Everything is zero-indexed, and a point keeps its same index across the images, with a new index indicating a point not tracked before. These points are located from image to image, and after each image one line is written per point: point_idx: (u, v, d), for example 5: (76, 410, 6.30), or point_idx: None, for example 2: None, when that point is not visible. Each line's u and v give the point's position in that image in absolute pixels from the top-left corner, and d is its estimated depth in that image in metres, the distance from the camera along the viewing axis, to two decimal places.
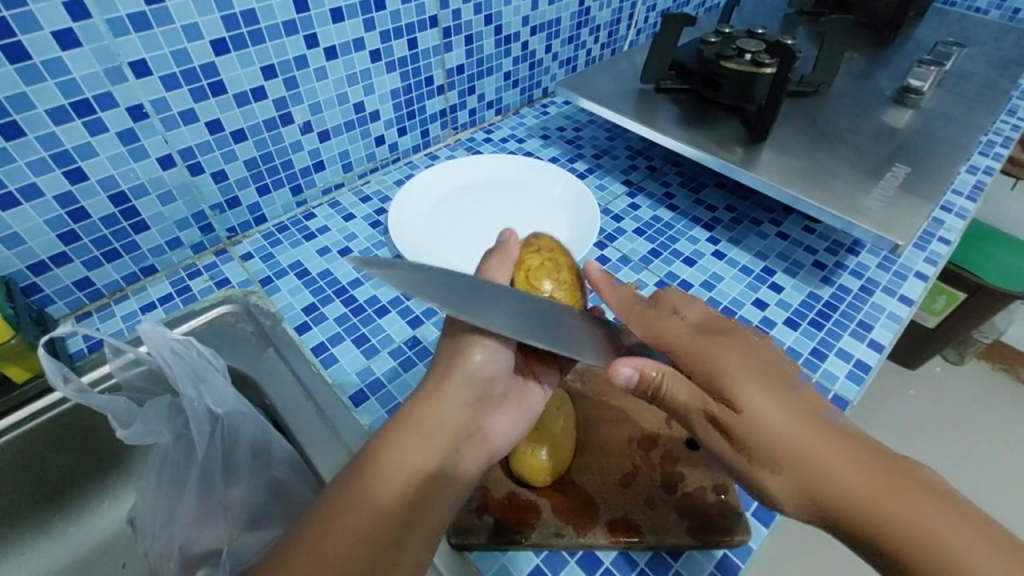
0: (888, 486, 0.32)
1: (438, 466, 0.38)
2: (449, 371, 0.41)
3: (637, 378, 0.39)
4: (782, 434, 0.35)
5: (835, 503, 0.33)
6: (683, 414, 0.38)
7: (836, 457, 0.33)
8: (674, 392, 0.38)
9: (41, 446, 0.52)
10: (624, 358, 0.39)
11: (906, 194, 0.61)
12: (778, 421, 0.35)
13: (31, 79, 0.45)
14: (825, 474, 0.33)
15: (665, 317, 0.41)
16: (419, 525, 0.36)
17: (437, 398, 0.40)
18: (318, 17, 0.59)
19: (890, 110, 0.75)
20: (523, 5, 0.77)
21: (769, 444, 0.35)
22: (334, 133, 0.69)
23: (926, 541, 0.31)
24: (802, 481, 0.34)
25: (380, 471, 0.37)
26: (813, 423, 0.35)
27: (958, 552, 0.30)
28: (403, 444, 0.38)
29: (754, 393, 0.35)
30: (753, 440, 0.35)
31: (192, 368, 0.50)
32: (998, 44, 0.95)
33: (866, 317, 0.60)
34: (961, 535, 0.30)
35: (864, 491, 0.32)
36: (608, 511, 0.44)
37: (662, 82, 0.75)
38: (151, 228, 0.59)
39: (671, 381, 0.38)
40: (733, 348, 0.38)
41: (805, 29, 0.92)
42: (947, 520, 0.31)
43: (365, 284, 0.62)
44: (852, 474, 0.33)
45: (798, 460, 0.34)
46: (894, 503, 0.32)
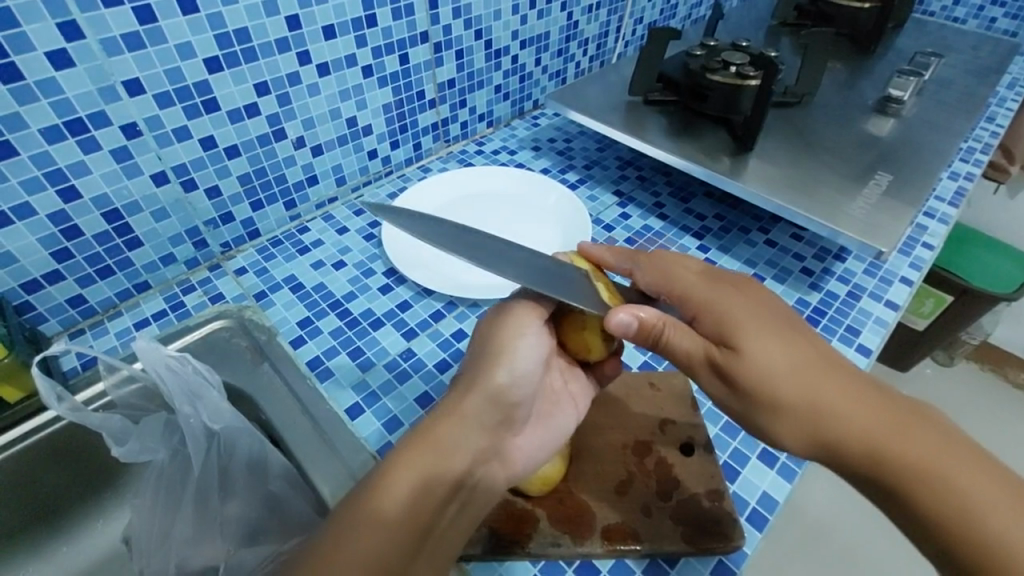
0: (876, 411, 0.36)
1: (459, 482, 0.38)
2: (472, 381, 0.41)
3: (639, 327, 0.42)
4: (779, 366, 0.38)
5: (832, 435, 0.37)
6: (689, 363, 0.41)
7: (835, 392, 0.37)
8: (679, 344, 0.41)
9: (34, 466, 0.51)
10: (626, 307, 0.42)
11: (889, 201, 0.63)
12: (783, 363, 0.38)
13: (24, 99, 0.46)
14: (825, 410, 0.37)
15: (671, 262, 0.47)
16: (436, 540, 0.37)
17: (460, 416, 0.40)
18: (310, 34, 0.60)
19: (872, 119, 0.77)
20: (512, 20, 0.79)
21: (771, 384, 0.38)
22: (327, 148, 0.69)
23: (910, 462, 0.34)
24: (803, 417, 0.37)
25: (399, 486, 0.36)
26: (807, 359, 0.38)
27: (940, 471, 0.34)
28: (424, 460, 0.38)
29: (757, 337, 0.39)
30: (757, 383, 0.38)
31: (187, 385, 0.50)
32: (976, 53, 0.98)
33: (853, 322, 0.61)
34: (942, 455, 0.34)
35: (859, 422, 0.36)
36: (602, 522, 0.44)
37: (650, 94, 0.77)
38: (145, 245, 0.59)
39: (675, 334, 0.41)
40: (735, 301, 0.41)
41: (789, 40, 0.94)
42: (932, 448, 0.35)
43: (359, 298, 0.63)
44: (849, 408, 0.36)
45: (799, 397, 0.37)
46: (885, 430, 0.35)
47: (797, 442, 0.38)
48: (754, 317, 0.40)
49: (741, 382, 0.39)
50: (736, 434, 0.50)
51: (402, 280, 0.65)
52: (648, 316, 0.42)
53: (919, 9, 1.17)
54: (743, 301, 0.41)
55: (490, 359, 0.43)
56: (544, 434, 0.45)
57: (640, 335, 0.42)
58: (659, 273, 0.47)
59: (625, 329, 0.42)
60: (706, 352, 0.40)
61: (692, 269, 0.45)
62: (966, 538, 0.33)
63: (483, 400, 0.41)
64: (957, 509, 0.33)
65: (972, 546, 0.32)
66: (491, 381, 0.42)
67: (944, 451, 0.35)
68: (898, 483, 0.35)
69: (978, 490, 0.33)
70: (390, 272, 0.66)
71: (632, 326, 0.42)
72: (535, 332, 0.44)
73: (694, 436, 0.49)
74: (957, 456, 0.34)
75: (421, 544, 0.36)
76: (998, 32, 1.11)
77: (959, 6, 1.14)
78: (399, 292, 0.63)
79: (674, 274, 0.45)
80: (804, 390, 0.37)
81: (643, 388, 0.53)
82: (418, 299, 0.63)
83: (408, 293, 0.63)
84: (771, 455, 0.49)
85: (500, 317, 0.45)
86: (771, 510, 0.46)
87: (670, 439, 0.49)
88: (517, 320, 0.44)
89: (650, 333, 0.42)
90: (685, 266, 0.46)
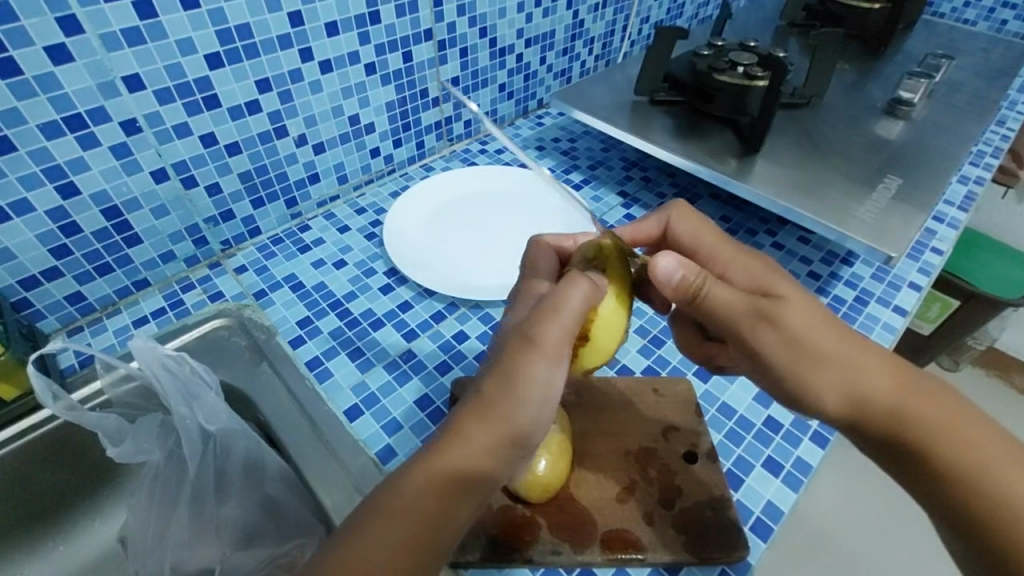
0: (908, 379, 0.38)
1: (467, 502, 0.35)
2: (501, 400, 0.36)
3: (681, 279, 0.41)
4: (825, 324, 0.38)
5: (864, 394, 0.37)
6: (730, 316, 0.40)
7: (872, 356, 0.38)
8: (721, 297, 0.40)
9: (29, 465, 0.51)
10: (670, 255, 0.41)
11: (899, 205, 0.62)
12: (826, 320, 0.38)
13: (23, 94, 0.45)
14: (859, 369, 0.38)
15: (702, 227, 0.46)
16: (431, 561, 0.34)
17: (481, 430, 0.36)
18: (313, 31, 0.59)
19: (881, 121, 0.76)
20: (517, 18, 0.78)
21: (812, 340, 0.38)
22: (329, 145, 0.68)
23: (930, 425, 0.36)
24: (844, 371, 0.37)
25: (399, 508, 0.34)
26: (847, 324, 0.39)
27: (955, 435, 0.36)
28: (424, 480, 0.34)
29: (802, 297, 0.39)
30: (801, 337, 0.38)
31: (184, 386, 0.50)
32: (987, 56, 0.96)
33: (861, 327, 0.60)
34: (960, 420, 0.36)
35: (888, 383, 0.37)
36: (605, 530, 0.43)
37: (656, 95, 0.76)
38: (144, 242, 0.59)
39: (715, 287, 0.40)
40: (771, 266, 0.42)
41: (797, 41, 0.93)
42: (951, 414, 0.37)
43: (360, 297, 0.62)
44: (878, 370, 0.37)
45: (843, 353, 0.38)
46: (914, 397, 0.37)
47: (836, 397, 0.38)
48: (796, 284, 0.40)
49: (781, 337, 0.38)
50: (741, 442, 0.49)
51: (404, 280, 0.64)
52: (691, 270, 0.40)
53: (928, 11, 1.16)
54: (780, 267, 0.42)
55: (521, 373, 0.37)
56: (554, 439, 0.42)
57: (679, 288, 0.41)
58: (691, 238, 0.46)
59: (666, 279, 0.41)
60: (752, 305, 0.39)
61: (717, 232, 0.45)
62: (974, 499, 0.35)
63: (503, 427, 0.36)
64: (972, 471, 0.35)
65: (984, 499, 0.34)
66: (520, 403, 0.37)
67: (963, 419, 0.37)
68: (918, 444, 0.36)
69: (993, 456, 0.35)
70: (392, 272, 0.65)
71: (675, 277, 0.41)
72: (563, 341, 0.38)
73: (698, 443, 0.48)
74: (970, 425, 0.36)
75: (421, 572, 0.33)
76: (1009, 34, 1.10)
77: (970, 8, 1.12)
78: (399, 293, 0.63)
79: (701, 240, 0.46)
80: (846, 348, 0.38)
81: (645, 394, 0.52)
82: (419, 300, 0.62)
83: (409, 293, 0.63)
84: (776, 462, 0.48)
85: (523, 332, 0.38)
86: (776, 520, 0.45)
87: (674, 446, 0.48)
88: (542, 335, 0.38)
89: (689, 287, 0.41)
90: (711, 230, 0.46)
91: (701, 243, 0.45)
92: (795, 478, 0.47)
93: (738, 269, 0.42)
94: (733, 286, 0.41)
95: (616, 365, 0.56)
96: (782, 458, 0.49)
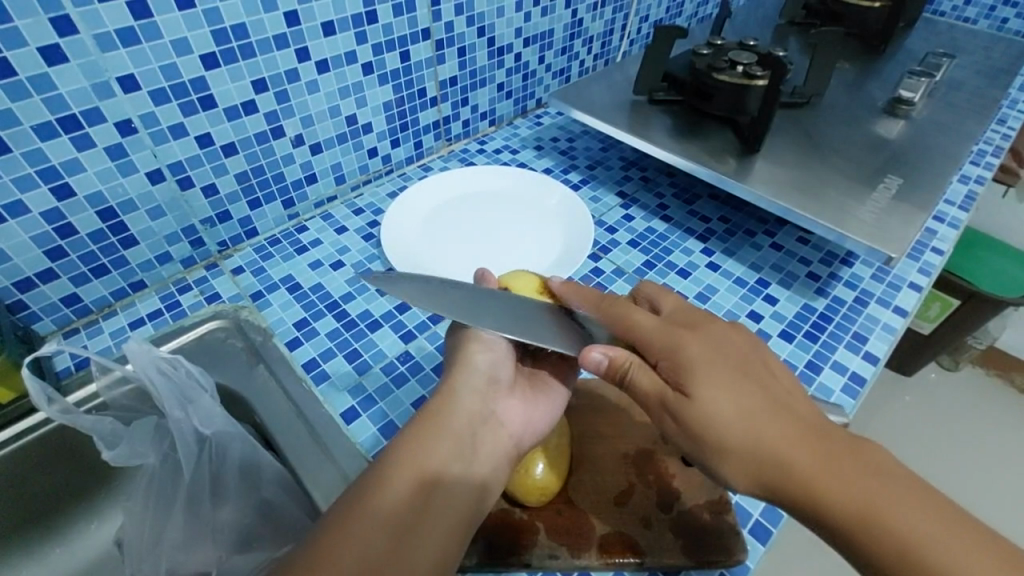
0: (827, 461, 0.33)
1: (445, 481, 0.37)
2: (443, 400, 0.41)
3: (608, 364, 0.41)
4: (727, 415, 0.36)
5: (783, 481, 0.34)
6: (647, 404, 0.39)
7: (782, 440, 0.34)
8: (642, 376, 0.40)
9: (27, 468, 0.51)
10: (599, 345, 0.41)
11: (900, 205, 0.61)
12: (726, 412, 0.36)
13: (17, 95, 0.45)
14: (769, 458, 0.34)
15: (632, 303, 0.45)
16: (421, 545, 0.34)
17: (432, 424, 0.39)
18: (310, 31, 0.59)
19: (882, 120, 0.75)
20: (516, 17, 0.77)
21: (721, 430, 0.35)
22: (326, 145, 0.68)
23: (868, 509, 0.31)
24: (748, 461, 0.35)
25: (374, 502, 0.35)
26: (755, 409, 0.36)
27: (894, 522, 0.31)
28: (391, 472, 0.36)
29: (707, 380, 0.37)
30: (705, 426, 0.36)
31: (180, 390, 0.50)
32: (988, 54, 0.96)
33: (861, 328, 0.60)
34: (898, 501, 0.31)
35: (810, 464, 0.33)
36: (602, 533, 0.43)
37: (655, 94, 0.75)
38: (140, 243, 0.58)
39: (637, 371, 0.40)
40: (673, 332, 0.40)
41: (797, 39, 0.93)
42: (873, 488, 0.32)
43: (357, 298, 0.62)
44: (797, 449, 0.34)
45: (747, 444, 0.35)
46: (833, 480, 0.32)
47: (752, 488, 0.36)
48: (699, 351, 0.38)
49: (687, 430, 0.37)
50: None
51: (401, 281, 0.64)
52: (616, 352, 0.40)
53: (929, 9, 1.16)
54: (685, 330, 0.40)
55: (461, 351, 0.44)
56: (538, 416, 0.45)
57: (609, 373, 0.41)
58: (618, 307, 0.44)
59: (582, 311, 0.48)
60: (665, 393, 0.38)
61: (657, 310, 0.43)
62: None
63: (458, 412, 0.41)
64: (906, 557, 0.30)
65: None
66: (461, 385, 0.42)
67: (896, 497, 0.31)
68: (849, 537, 0.32)
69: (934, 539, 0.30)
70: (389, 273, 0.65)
71: (603, 363, 0.41)
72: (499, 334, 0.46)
73: None
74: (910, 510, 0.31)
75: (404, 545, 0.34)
76: (1010, 32, 1.09)
77: (970, 6, 1.12)
78: (397, 294, 0.62)
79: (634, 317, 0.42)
80: (750, 440, 0.35)
81: None
82: None
83: None
84: None
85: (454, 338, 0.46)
86: (774, 523, 0.45)
87: (671, 449, 0.48)
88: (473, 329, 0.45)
89: (617, 370, 0.40)
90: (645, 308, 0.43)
91: (637, 319, 0.42)
92: None
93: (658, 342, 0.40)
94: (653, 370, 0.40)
95: None
96: None
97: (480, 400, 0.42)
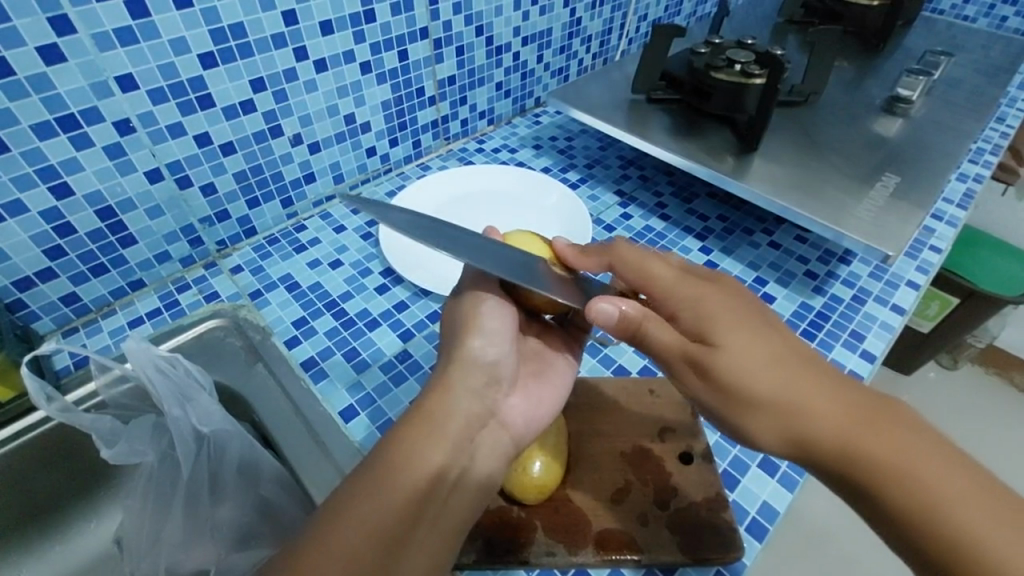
0: (851, 414, 0.35)
1: (437, 488, 0.36)
2: (439, 399, 0.39)
3: (619, 319, 0.40)
4: (754, 368, 0.36)
5: (807, 435, 0.35)
6: (668, 359, 0.39)
7: (809, 392, 0.35)
8: (663, 335, 0.39)
9: (26, 466, 0.51)
10: (608, 298, 0.41)
11: (897, 203, 0.61)
12: (756, 363, 0.36)
13: (15, 94, 0.45)
14: (794, 411, 0.35)
15: (652, 258, 0.44)
16: (412, 557, 0.34)
17: (425, 431, 0.37)
18: (308, 29, 0.59)
19: (880, 118, 0.75)
20: (514, 16, 0.77)
21: (748, 385, 0.36)
22: (325, 145, 0.68)
23: (896, 461, 0.32)
24: (774, 413, 0.36)
25: (363, 512, 0.34)
26: (783, 361, 0.37)
27: (917, 475, 0.32)
28: (382, 482, 0.35)
29: (735, 334, 0.37)
30: (731, 382, 0.36)
31: (177, 388, 0.50)
32: (987, 53, 0.96)
33: (858, 326, 0.60)
34: (921, 455, 0.32)
35: (836, 418, 0.34)
36: (599, 531, 0.43)
37: (653, 93, 0.75)
38: (139, 242, 0.59)
39: (657, 328, 0.40)
40: (704, 290, 0.40)
41: (796, 38, 0.93)
42: (897, 442, 0.33)
43: (356, 297, 0.62)
44: (824, 403, 0.35)
45: (773, 395, 0.36)
46: (860, 430, 0.34)
47: (773, 443, 0.37)
48: (726, 309, 0.39)
49: (712, 382, 0.37)
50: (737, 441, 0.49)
51: (400, 280, 0.64)
52: (630, 308, 0.40)
53: (928, 7, 1.16)
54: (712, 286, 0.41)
55: (460, 340, 0.42)
56: (535, 411, 0.45)
57: (619, 330, 0.41)
58: (636, 269, 0.44)
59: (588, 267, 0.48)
60: (687, 348, 0.38)
61: (670, 266, 0.43)
62: (943, 545, 0.30)
63: (455, 414, 0.39)
64: (927, 508, 0.31)
65: (948, 542, 0.30)
66: (460, 382, 0.40)
67: (920, 449, 0.33)
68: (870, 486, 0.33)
69: (958, 491, 0.31)
70: (388, 272, 0.65)
71: (614, 317, 0.40)
72: (502, 322, 0.43)
73: (694, 444, 0.48)
74: (932, 462, 0.32)
75: (392, 558, 0.33)
76: (1009, 31, 1.09)
77: (969, 5, 1.12)
78: (396, 293, 0.63)
79: (653, 273, 0.43)
80: (777, 393, 0.36)
81: (642, 395, 0.52)
82: (415, 300, 0.62)
83: (405, 293, 0.63)
84: (773, 461, 0.48)
85: (452, 316, 0.44)
86: (772, 520, 0.45)
87: (669, 447, 0.48)
88: (474, 316, 0.42)
89: (630, 325, 0.40)
90: (662, 262, 0.43)
91: (656, 275, 0.43)
92: (790, 480, 0.47)
93: (681, 300, 0.40)
94: (675, 327, 0.40)
95: (613, 365, 0.56)
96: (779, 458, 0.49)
97: (476, 401, 0.40)
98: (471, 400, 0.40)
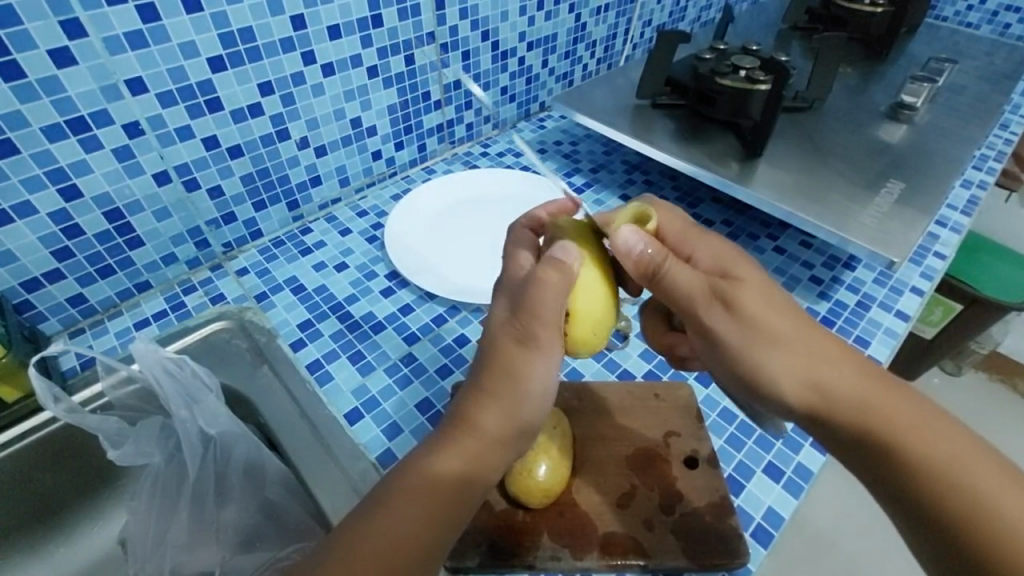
0: (870, 377, 0.35)
1: (457, 515, 0.35)
2: (476, 435, 0.36)
3: (642, 254, 0.39)
4: (782, 314, 0.36)
5: (827, 382, 0.35)
6: (688, 298, 0.38)
7: (832, 347, 0.36)
8: (680, 276, 0.38)
9: (31, 467, 0.51)
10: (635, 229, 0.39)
11: (901, 209, 0.62)
12: (782, 309, 0.37)
13: (27, 97, 0.45)
14: (817, 359, 0.35)
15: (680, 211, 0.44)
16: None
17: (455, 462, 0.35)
18: (316, 34, 0.59)
19: (884, 125, 0.75)
20: (519, 22, 0.78)
21: (777, 325, 0.36)
22: (330, 148, 0.69)
23: (912, 421, 0.33)
24: (798, 359, 0.36)
25: (386, 533, 0.33)
26: (806, 319, 0.37)
27: (932, 434, 0.33)
28: (410, 508, 0.34)
29: (763, 281, 0.38)
30: (756, 318, 0.36)
31: (184, 389, 0.50)
32: (992, 60, 0.96)
33: (863, 333, 0.60)
34: (935, 421, 0.34)
35: (854, 378, 0.35)
36: (605, 538, 0.43)
37: (658, 98, 0.76)
38: (146, 244, 0.59)
39: (680, 267, 0.39)
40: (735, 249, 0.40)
41: (800, 45, 0.93)
42: (912, 406, 0.34)
43: (361, 300, 0.62)
44: (845, 360, 0.36)
45: (799, 342, 0.36)
46: (876, 390, 0.35)
47: (791, 389, 0.36)
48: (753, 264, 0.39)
49: (737, 321, 0.37)
50: (741, 447, 0.49)
51: (404, 283, 0.64)
52: (652, 246, 0.39)
53: (931, 14, 1.16)
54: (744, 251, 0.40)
55: (506, 382, 0.36)
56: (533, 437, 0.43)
57: (638, 267, 0.39)
58: (670, 221, 0.43)
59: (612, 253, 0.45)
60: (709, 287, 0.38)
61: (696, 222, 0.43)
62: (955, 504, 0.31)
63: (488, 452, 0.36)
64: (941, 469, 0.32)
65: (959, 500, 0.31)
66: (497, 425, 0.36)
67: (932, 416, 0.34)
68: (884, 442, 0.33)
69: (968, 453, 0.32)
70: (393, 275, 0.65)
71: (636, 250, 0.39)
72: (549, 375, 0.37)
73: (699, 449, 0.48)
74: (943, 428, 0.33)
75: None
76: (1012, 38, 1.10)
77: (973, 12, 1.12)
78: (401, 296, 0.63)
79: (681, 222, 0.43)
80: (801, 342, 0.36)
81: (646, 400, 0.52)
82: (420, 303, 0.62)
83: (410, 296, 0.63)
84: (779, 468, 0.48)
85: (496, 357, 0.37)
86: (776, 526, 0.45)
87: (673, 452, 0.48)
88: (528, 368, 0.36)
89: (649, 263, 0.39)
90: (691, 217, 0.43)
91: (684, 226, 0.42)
92: (794, 486, 0.47)
93: (703, 247, 0.40)
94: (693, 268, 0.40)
95: (618, 369, 0.56)
96: (783, 464, 0.49)
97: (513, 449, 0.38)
98: (506, 444, 0.37)
